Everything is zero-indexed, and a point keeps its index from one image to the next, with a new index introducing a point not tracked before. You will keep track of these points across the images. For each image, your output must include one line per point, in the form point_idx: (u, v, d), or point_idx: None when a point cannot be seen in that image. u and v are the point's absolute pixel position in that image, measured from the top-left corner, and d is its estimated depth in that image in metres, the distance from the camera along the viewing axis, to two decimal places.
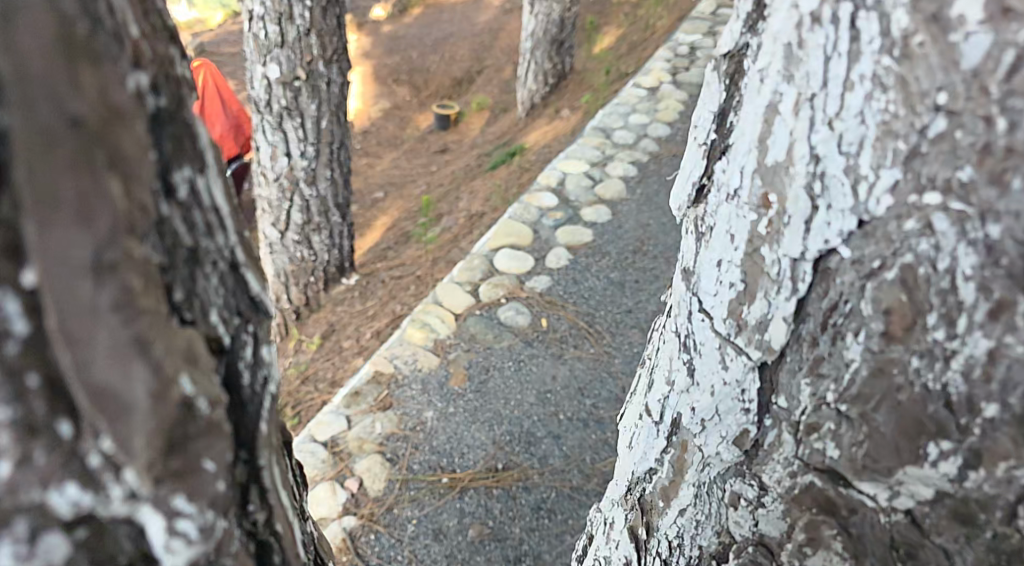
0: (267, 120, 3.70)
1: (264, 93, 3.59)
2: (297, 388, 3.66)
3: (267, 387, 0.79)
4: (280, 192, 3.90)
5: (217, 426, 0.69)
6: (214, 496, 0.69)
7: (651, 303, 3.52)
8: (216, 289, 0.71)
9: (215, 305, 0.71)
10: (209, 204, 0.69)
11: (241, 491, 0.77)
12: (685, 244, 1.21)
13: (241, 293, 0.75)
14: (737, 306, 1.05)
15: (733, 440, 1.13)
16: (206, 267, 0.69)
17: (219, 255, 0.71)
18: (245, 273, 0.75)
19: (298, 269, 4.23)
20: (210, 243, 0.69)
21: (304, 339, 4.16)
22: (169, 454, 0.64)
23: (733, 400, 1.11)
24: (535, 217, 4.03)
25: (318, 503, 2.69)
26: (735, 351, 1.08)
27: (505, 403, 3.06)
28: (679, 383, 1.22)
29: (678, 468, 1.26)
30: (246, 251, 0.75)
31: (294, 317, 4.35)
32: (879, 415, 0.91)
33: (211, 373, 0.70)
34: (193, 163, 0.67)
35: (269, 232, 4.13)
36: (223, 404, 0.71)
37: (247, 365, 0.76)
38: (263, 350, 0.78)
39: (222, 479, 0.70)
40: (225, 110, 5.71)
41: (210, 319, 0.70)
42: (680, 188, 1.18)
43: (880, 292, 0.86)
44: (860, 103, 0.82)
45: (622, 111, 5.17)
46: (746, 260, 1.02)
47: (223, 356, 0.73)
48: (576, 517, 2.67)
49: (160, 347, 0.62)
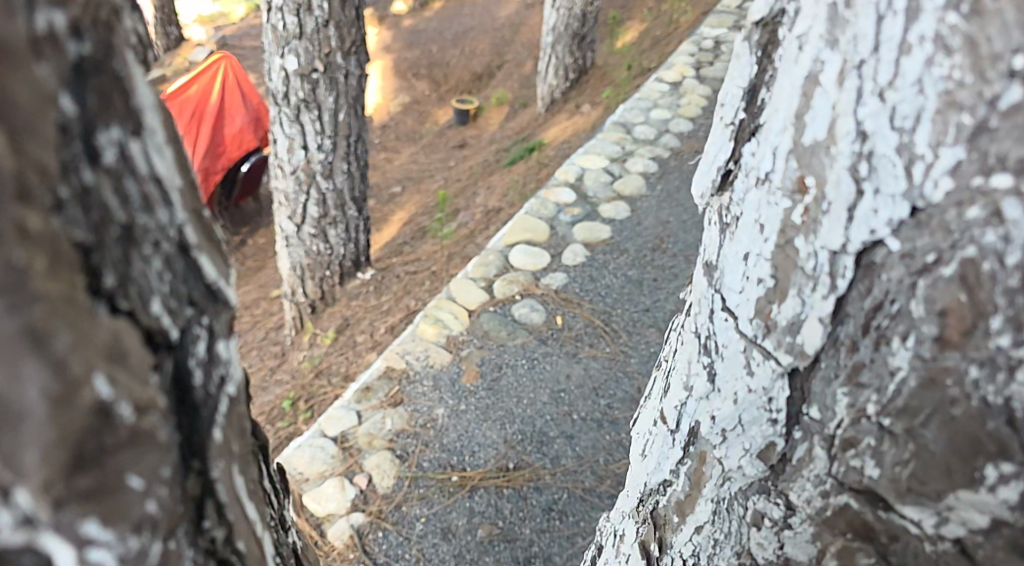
0: (284, 112, 3.61)
1: (282, 84, 3.51)
2: (311, 382, 3.60)
3: (223, 389, 0.69)
4: (297, 185, 3.80)
5: (146, 437, 0.59)
6: (140, 518, 0.59)
7: (670, 302, 3.40)
8: (159, 275, 0.61)
9: (157, 293, 0.61)
10: (146, 172, 0.59)
11: (192, 508, 0.67)
12: (707, 236, 1.10)
13: (194, 280, 0.64)
14: (765, 305, 0.94)
15: (757, 454, 1.02)
16: (144, 248, 0.59)
17: (165, 235, 0.61)
18: (199, 258, 0.64)
19: (313, 263, 4.13)
20: (148, 220, 0.59)
21: (318, 334, 4.10)
22: (76, 471, 0.54)
23: (758, 409, 1.00)
24: (553, 213, 3.93)
25: (326, 499, 2.60)
26: (762, 355, 0.96)
27: (517, 402, 2.95)
28: (698, 389, 1.11)
29: (694, 482, 1.15)
30: (202, 232, 0.65)
31: (309, 310, 4.28)
32: (928, 431, 0.80)
33: (147, 373, 0.59)
34: (127, 124, 0.57)
35: (286, 225, 4.03)
36: (160, 410, 0.61)
37: (200, 363, 0.66)
38: (220, 346, 0.68)
39: (152, 500, 0.60)
40: (245, 103, 5.67)
41: (152, 310, 0.60)
42: (702, 174, 1.07)
43: (934, 290, 0.75)
44: (919, 68, 0.72)
45: (644, 106, 5.05)
46: (777, 252, 0.91)
47: (169, 353, 0.63)
48: (589, 519, 2.56)
49: (64, 340, 0.52)
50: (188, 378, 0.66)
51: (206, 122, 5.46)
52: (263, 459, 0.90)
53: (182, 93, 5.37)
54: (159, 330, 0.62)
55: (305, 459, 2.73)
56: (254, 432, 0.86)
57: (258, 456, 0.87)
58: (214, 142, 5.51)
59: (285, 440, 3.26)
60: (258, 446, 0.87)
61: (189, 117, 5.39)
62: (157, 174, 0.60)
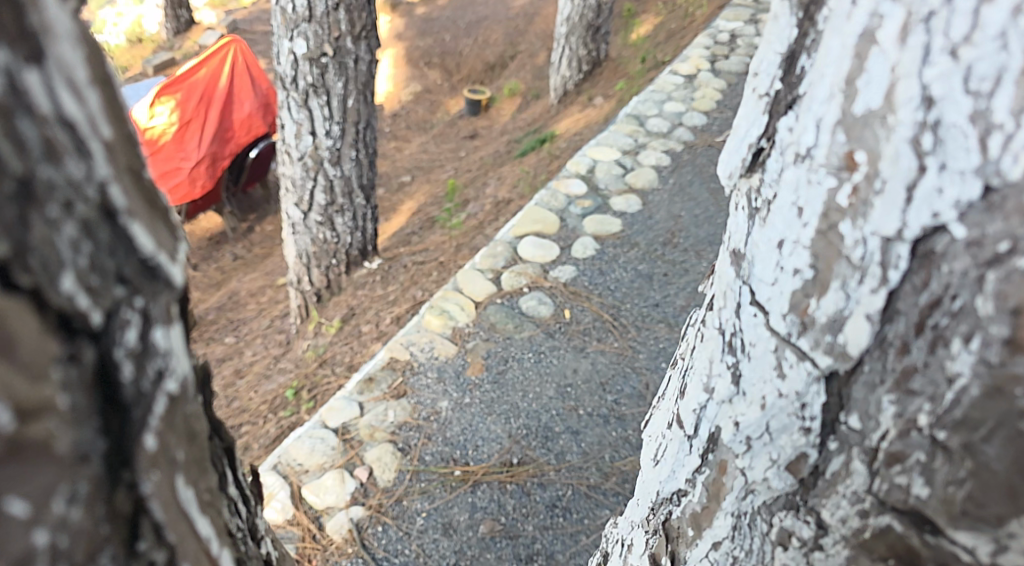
0: (292, 97, 3.51)
1: (290, 68, 3.41)
2: (315, 371, 3.50)
3: (164, 384, 0.62)
4: (304, 171, 3.70)
5: (37, 451, 0.53)
6: (27, 551, 0.54)
7: (680, 297, 3.28)
8: (74, 244, 0.54)
9: (71, 270, 0.54)
10: (50, 111, 0.52)
11: (122, 528, 0.61)
12: (734, 222, 0.99)
13: (125, 253, 0.58)
14: (802, 300, 0.83)
15: (786, 465, 0.91)
16: (48, 209, 0.52)
17: (81, 194, 0.55)
18: (130, 226, 0.57)
19: (320, 251, 4.03)
20: (53, 173, 0.53)
21: (324, 322, 3.99)
22: None
23: (789, 416, 0.89)
24: (563, 204, 3.82)
25: (325, 492, 2.51)
26: (797, 356, 0.85)
27: (523, 396, 2.85)
28: (720, 392, 1.00)
29: (713, 493, 1.04)
30: (131, 194, 0.58)
31: (315, 299, 4.18)
32: (990, 447, 0.68)
33: (47, 365, 0.54)
34: (23, 49, 0.50)
35: (292, 212, 3.92)
36: (61, 413, 0.55)
37: (130, 354, 0.60)
38: (157, 334, 0.61)
39: (42, 529, 0.54)
40: (254, 88, 5.57)
41: (63, 288, 0.54)
42: (731, 153, 0.96)
43: (1005, 285, 0.64)
44: (1004, 18, 0.62)
45: (659, 98, 4.92)
46: (818, 239, 0.80)
47: (91, 343, 0.57)
48: (593, 517, 2.46)
49: None
50: (113, 371, 0.59)
51: (214, 107, 5.33)
52: (228, 462, 0.85)
53: (189, 77, 5.24)
54: (75, 313, 0.55)
55: (305, 450, 2.63)
56: (215, 432, 0.82)
57: (220, 459, 0.82)
58: (222, 127, 5.39)
59: (286, 430, 3.16)
60: (221, 448, 0.83)
61: (196, 101, 5.25)
62: (68, 116, 0.53)
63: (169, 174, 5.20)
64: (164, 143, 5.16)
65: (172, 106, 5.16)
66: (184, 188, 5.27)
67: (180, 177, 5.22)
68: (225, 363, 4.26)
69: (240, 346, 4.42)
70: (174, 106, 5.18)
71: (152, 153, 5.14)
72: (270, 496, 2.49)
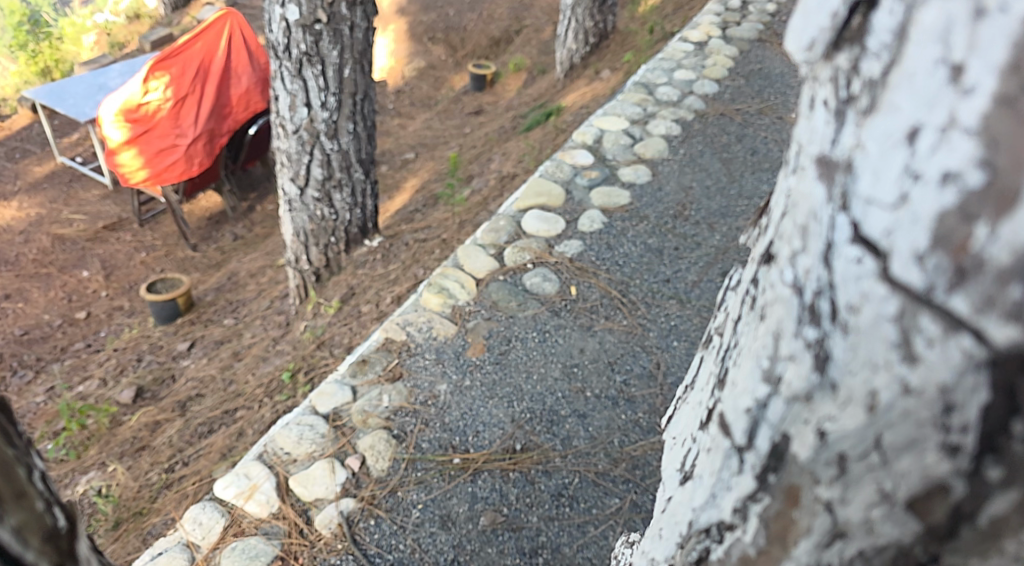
0: (286, 67, 3.15)
1: (282, 36, 3.07)
2: (312, 353, 3.15)
3: None
4: (300, 145, 3.34)
5: None
6: None
7: (693, 272, 2.93)
8: None
9: None
10: None
11: None
12: (806, 129, 0.65)
13: None
14: (959, 228, 0.49)
15: (906, 503, 0.56)
16: None
17: None
18: None
19: (318, 229, 3.64)
20: None
21: (322, 303, 3.63)
22: None
23: (918, 425, 0.53)
24: (569, 176, 3.45)
25: (313, 483, 2.18)
26: (941, 328, 0.51)
27: (527, 377, 2.50)
28: (791, 384, 0.63)
29: (775, 534, 0.66)
30: None
31: (314, 279, 3.79)
32: None
33: None
34: None
35: (287, 187, 3.53)
36: None
37: None
38: None
39: None
40: (252, 62, 5.15)
41: None
42: (808, 14, 0.60)
43: None
44: None
45: (667, 66, 4.52)
46: (997, 115, 0.47)
47: None
48: (602, 506, 2.12)
49: None
50: None
51: (211, 81, 4.91)
52: None
53: (185, 49, 4.80)
54: None
55: (292, 439, 2.30)
56: None
57: None
58: (218, 104, 4.99)
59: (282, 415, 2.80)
60: None
61: (192, 75, 4.82)
62: None
63: (164, 152, 4.83)
64: (159, 120, 4.77)
65: (166, 81, 4.72)
66: (180, 166, 4.90)
67: (176, 156, 4.84)
68: (223, 345, 3.90)
69: (239, 328, 4.06)
70: (169, 81, 4.74)
71: (146, 130, 4.76)
72: (253, 488, 2.17)
